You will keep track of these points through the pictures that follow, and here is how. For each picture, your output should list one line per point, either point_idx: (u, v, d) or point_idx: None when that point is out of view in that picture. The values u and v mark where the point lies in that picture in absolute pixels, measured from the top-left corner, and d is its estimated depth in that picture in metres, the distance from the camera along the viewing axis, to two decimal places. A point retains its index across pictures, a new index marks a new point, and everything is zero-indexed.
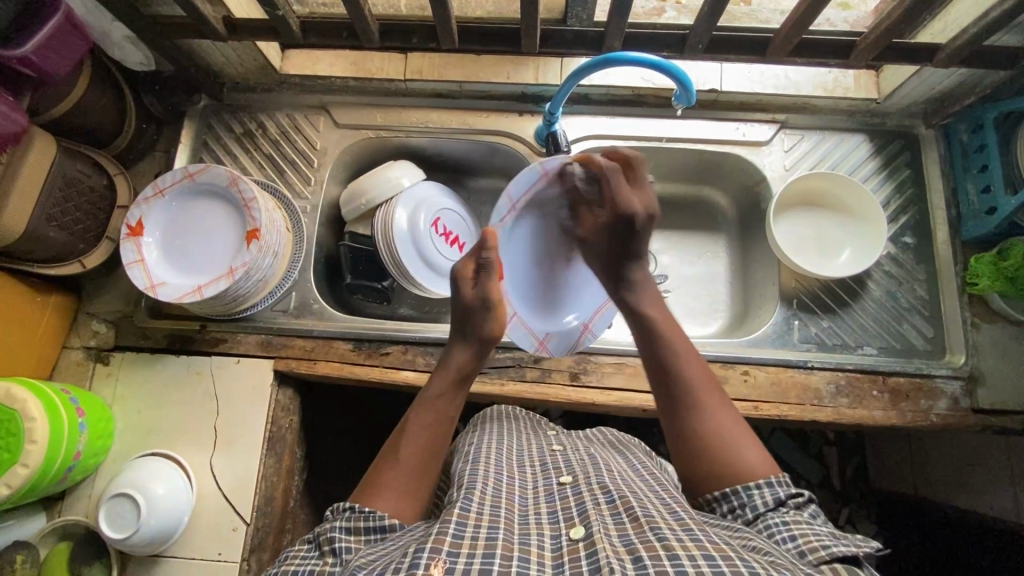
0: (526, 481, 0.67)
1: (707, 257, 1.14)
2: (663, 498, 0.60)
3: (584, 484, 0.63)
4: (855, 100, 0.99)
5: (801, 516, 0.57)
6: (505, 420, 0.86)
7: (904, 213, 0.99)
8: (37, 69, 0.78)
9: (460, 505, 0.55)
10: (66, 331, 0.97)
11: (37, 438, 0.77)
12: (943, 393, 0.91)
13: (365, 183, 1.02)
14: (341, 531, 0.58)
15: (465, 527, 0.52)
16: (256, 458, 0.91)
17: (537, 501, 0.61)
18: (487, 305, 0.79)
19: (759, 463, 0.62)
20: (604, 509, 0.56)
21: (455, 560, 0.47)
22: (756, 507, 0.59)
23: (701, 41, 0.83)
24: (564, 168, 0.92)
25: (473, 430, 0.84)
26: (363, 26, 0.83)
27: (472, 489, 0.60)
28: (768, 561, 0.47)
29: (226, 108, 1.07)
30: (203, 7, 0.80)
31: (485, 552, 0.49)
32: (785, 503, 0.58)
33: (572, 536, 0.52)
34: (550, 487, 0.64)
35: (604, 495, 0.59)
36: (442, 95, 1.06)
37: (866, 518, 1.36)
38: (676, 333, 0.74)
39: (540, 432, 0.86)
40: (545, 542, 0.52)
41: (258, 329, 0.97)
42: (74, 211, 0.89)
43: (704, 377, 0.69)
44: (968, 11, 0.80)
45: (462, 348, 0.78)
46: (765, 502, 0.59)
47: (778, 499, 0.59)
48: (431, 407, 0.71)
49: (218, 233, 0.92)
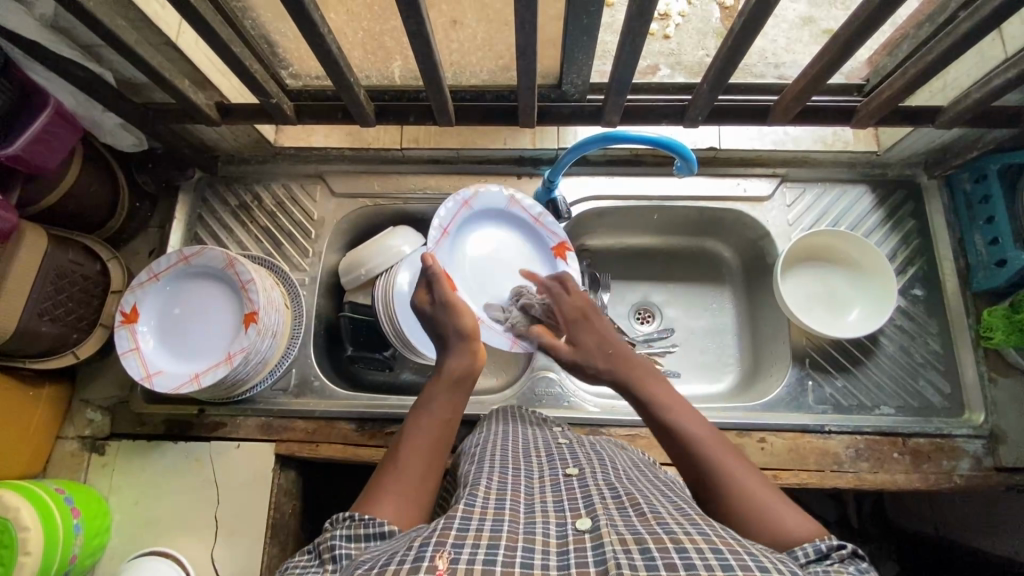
0: (532, 472, 0.60)
1: (713, 308, 1.11)
2: (670, 496, 0.55)
3: (590, 477, 0.57)
4: (856, 153, 0.99)
5: (846, 569, 0.47)
6: (510, 418, 0.79)
7: (912, 265, 0.98)
8: (28, 164, 0.77)
9: (465, 500, 0.50)
10: (60, 421, 0.94)
11: (32, 548, 0.74)
12: (966, 453, 0.89)
13: (363, 253, 1.01)
14: (341, 539, 0.52)
15: (470, 520, 0.47)
16: (260, 548, 0.87)
17: (542, 490, 0.56)
18: (450, 306, 0.79)
19: (796, 525, 0.53)
20: (610, 504, 0.51)
21: (460, 551, 0.43)
22: (796, 556, 0.50)
23: (702, 112, 0.83)
24: (479, 197, 0.96)
25: (480, 430, 0.77)
26: (358, 107, 0.82)
27: (476, 483, 0.54)
28: (777, 558, 0.44)
29: (221, 181, 1.06)
30: (193, 95, 0.80)
31: (490, 543, 0.44)
32: (828, 556, 0.49)
33: (578, 526, 0.47)
34: (556, 478, 0.58)
35: (609, 490, 0.54)
36: (441, 161, 1.05)
37: (886, 558, 1.22)
38: (679, 410, 0.67)
39: (545, 426, 0.78)
40: (550, 529, 0.48)
41: (258, 411, 0.94)
42: (66, 302, 0.86)
43: (713, 447, 0.62)
44: (968, 72, 0.81)
45: (451, 354, 0.75)
46: (806, 553, 0.49)
47: (821, 551, 0.49)
48: (425, 412, 0.68)
49: (215, 289, 0.91)
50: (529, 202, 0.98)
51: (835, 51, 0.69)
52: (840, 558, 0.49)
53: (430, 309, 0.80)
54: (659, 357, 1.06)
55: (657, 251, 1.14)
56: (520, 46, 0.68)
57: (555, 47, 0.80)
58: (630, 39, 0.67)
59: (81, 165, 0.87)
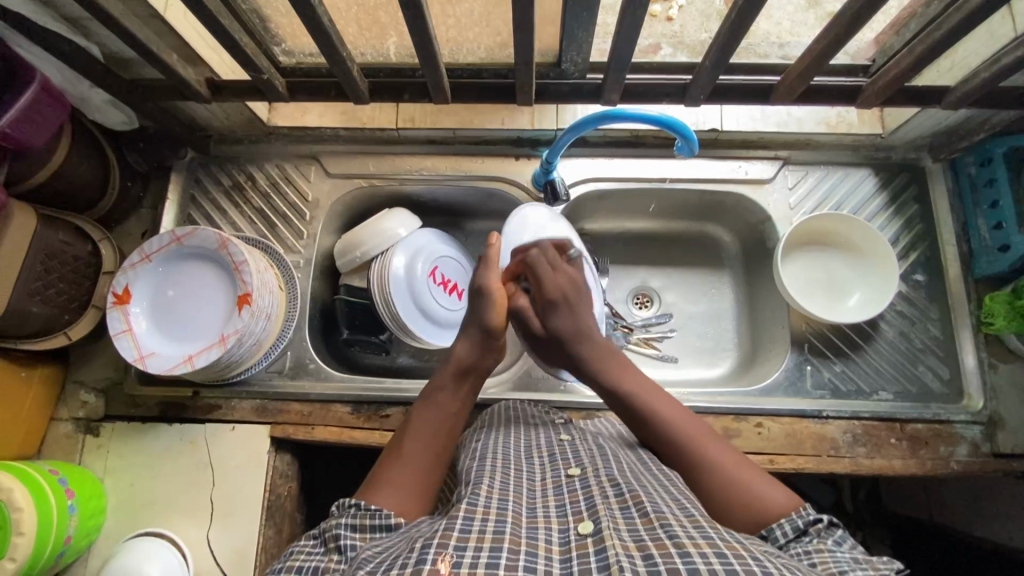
0: (534, 473, 0.60)
1: (712, 293, 1.10)
2: (673, 494, 0.55)
3: (592, 477, 0.56)
4: (860, 135, 0.97)
5: (825, 544, 0.52)
6: (509, 414, 0.79)
7: (914, 250, 0.97)
8: (15, 142, 0.75)
9: (468, 500, 0.50)
10: (54, 403, 0.93)
11: (24, 529, 0.74)
12: (963, 438, 0.89)
13: (359, 234, 0.98)
14: (346, 528, 0.53)
15: (472, 521, 0.46)
16: (255, 530, 0.87)
17: (545, 493, 0.55)
18: (483, 294, 0.75)
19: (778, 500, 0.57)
20: (612, 504, 0.50)
21: (462, 554, 0.42)
22: (776, 536, 0.54)
23: (703, 91, 0.81)
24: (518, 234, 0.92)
25: (480, 426, 0.76)
26: (353, 85, 0.80)
27: (479, 483, 0.54)
28: (780, 561, 0.44)
29: (213, 160, 1.04)
30: (182, 71, 0.78)
31: (493, 546, 0.44)
32: (807, 532, 0.53)
33: (582, 531, 0.46)
34: (559, 479, 0.57)
35: (612, 488, 0.53)
36: (437, 141, 1.03)
37: (881, 543, 1.19)
38: (650, 392, 0.68)
39: (548, 421, 0.77)
40: (552, 536, 0.47)
41: (253, 394, 0.94)
42: (57, 282, 0.85)
43: (692, 425, 0.65)
44: (976, 51, 0.80)
45: (465, 339, 0.73)
46: (785, 532, 0.54)
47: (799, 527, 0.53)
48: (433, 405, 0.67)
49: (212, 279, 0.89)
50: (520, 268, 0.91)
51: (842, 27, 0.67)
52: (816, 532, 0.53)
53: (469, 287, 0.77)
54: (656, 341, 1.06)
55: (656, 235, 1.12)
56: (517, 21, 0.66)
57: (555, 24, 0.77)
58: (630, 13, 0.65)
59: (70, 145, 0.86)
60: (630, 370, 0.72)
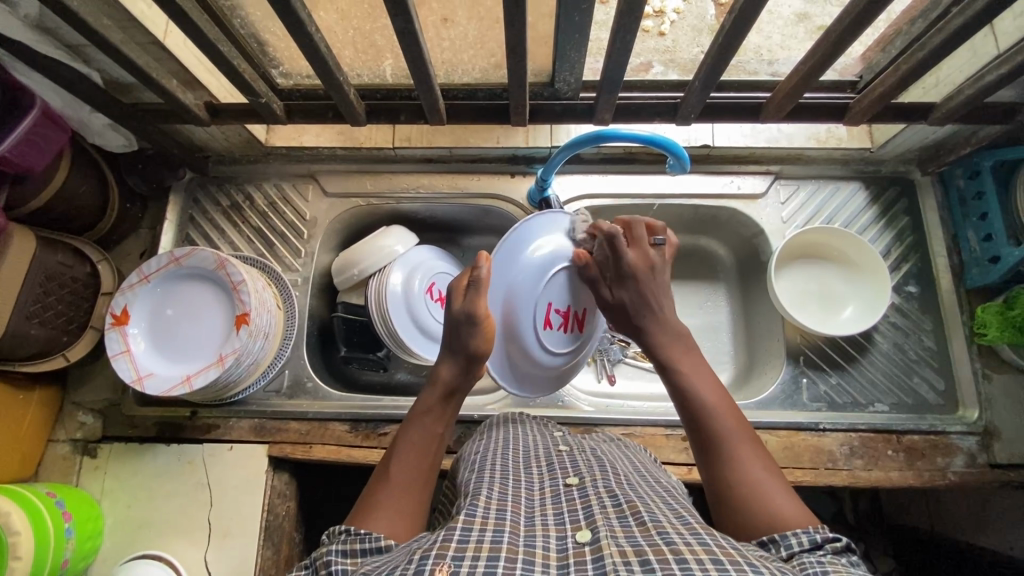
0: (532, 482, 0.60)
1: (707, 306, 1.11)
2: (670, 502, 0.55)
3: (591, 486, 0.56)
4: (850, 149, 0.99)
5: (840, 560, 0.47)
6: (509, 425, 0.78)
7: (905, 262, 0.98)
8: (15, 166, 0.76)
9: (466, 511, 0.50)
10: (51, 425, 0.93)
11: (22, 553, 0.74)
12: (960, 449, 0.89)
13: (354, 253, 0.99)
14: (336, 554, 0.52)
15: (471, 531, 0.47)
16: (253, 550, 0.87)
17: (543, 502, 0.55)
18: (474, 323, 0.72)
19: (793, 510, 0.55)
20: (610, 513, 0.50)
21: (460, 563, 0.42)
22: (789, 545, 0.50)
23: (694, 110, 0.82)
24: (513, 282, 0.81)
25: (476, 439, 0.76)
26: (349, 107, 0.82)
27: (478, 493, 0.54)
28: (776, 567, 0.43)
29: (212, 181, 1.05)
30: (182, 95, 0.79)
31: (491, 554, 0.44)
32: (822, 547, 0.49)
33: (579, 539, 0.46)
34: (557, 488, 0.57)
35: (610, 498, 0.53)
36: (433, 160, 1.04)
37: (884, 554, 1.16)
38: (699, 375, 0.68)
39: (547, 432, 0.77)
40: (550, 543, 0.47)
41: (251, 413, 0.94)
42: (55, 304, 0.85)
43: (726, 415, 0.64)
44: (962, 68, 0.81)
45: (447, 360, 0.73)
46: (800, 542, 0.50)
47: (815, 541, 0.50)
48: (419, 422, 0.68)
49: (208, 300, 0.90)
50: (523, 314, 0.81)
51: (829, 45, 0.68)
52: (832, 550, 0.49)
53: (458, 309, 0.74)
54: None
55: None
56: (510, 45, 0.68)
57: (548, 45, 0.79)
58: (621, 35, 0.67)
59: (69, 168, 0.87)
60: (690, 353, 0.71)
